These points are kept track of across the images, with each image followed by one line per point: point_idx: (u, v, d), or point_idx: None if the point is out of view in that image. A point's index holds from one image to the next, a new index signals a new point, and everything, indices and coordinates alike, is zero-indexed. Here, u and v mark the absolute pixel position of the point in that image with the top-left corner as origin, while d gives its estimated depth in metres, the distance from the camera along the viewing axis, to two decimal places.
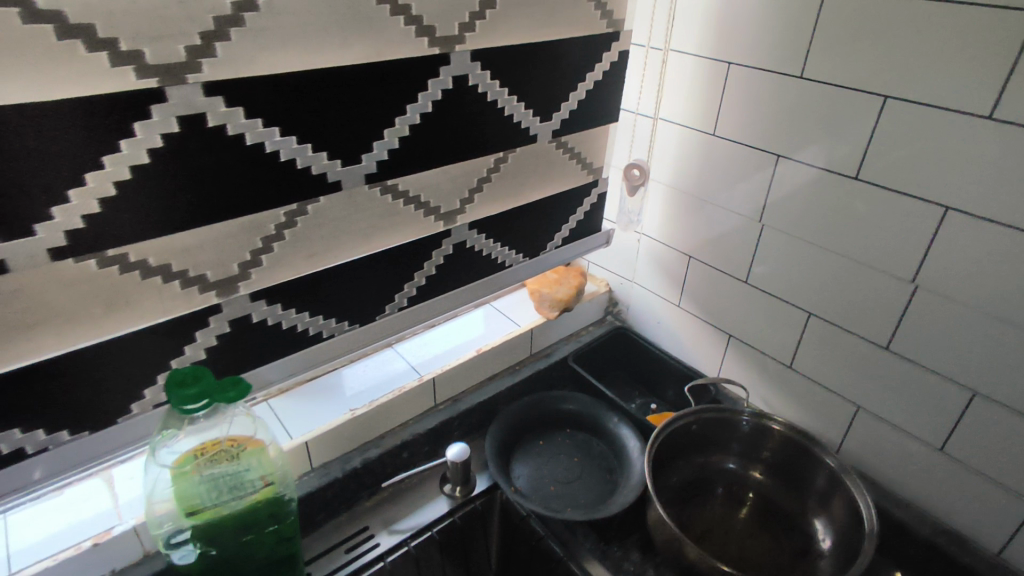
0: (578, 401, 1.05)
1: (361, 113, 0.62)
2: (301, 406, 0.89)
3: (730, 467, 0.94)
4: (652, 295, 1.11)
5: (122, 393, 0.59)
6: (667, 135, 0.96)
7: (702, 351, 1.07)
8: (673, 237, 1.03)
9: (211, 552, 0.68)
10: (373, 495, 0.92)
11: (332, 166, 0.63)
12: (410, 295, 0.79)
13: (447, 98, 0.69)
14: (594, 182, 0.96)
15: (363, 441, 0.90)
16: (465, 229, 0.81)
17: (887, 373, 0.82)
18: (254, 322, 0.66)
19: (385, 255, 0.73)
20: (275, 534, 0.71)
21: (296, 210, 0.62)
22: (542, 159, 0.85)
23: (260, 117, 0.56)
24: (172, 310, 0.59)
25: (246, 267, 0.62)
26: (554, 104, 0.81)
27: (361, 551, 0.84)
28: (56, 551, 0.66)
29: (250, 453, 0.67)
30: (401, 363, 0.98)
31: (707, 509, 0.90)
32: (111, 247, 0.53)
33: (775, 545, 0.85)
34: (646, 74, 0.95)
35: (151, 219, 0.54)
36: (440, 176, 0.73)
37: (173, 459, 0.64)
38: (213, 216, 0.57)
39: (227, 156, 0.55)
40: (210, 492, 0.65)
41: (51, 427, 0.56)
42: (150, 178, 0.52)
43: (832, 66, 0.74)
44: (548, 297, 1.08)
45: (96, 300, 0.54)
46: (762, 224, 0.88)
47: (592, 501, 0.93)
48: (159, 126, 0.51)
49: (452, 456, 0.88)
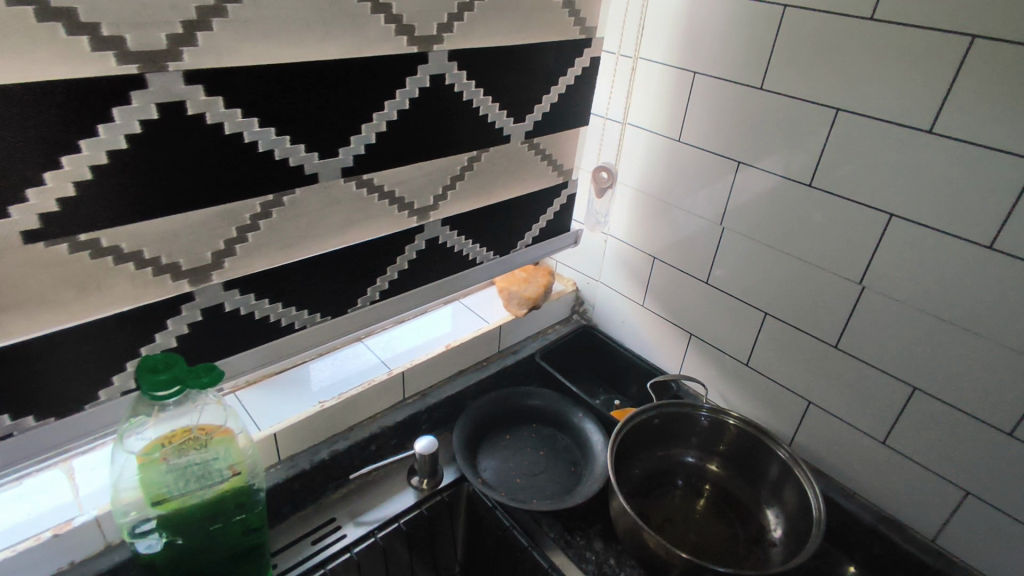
0: (545, 397, 1.07)
1: (340, 107, 0.63)
2: (269, 397, 0.89)
3: (689, 460, 0.97)
4: (617, 295, 1.15)
5: (91, 379, 0.59)
6: (634, 140, 1.00)
7: (663, 349, 1.11)
8: (638, 239, 1.06)
9: (178, 541, 0.67)
10: (340, 487, 0.92)
11: (310, 159, 0.64)
12: (382, 289, 0.80)
13: (425, 96, 0.71)
14: (563, 183, 0.99)
15: (331, 434, 0.91)
16: (438, 225, 0.82)
17: (836, 369, 0.87)
18: (227, 311, 0.66)
19: (360, 247, 0.74)
20: (241, 525, 0.71)
21: (271, 200, 0.63)
22: (514, 159, 0.87)
23: (239, 107, 0.56)
24: (145, 297, 0.59)
25: (220, 256, 0.62)
26: (527, 105, 0.84)
27: (327, 542, 0.85)
28: (15, 541, 0.65)
29: (219, 441, 0.67)
30: (371, 357, 0.99)
31: (667, 500, 0.93)
32: (84, 232, 0.53)
33: (731, 534, 0.89)
34: (616, 80, 0.98)
35: (125, 204, 0.54)
36: (415, 172, 0.75)
37: (141, 447, 0.64)
38: (189, 204, 0.57)
39: (206, 144, 0.56)
40: (177, 481, 0.65)
41: (16, 413, 0.55)
42: (128, 164, 0.52)
43: (789, 80, 0.78)
44: (517, 294, 1.11)
45: (68, 285, 0.54)
46: (723, 227, 0.93)
47: (556, 492, 0.96)
48: (138, 112, 0.51)
49: (420, 448, 0.90)
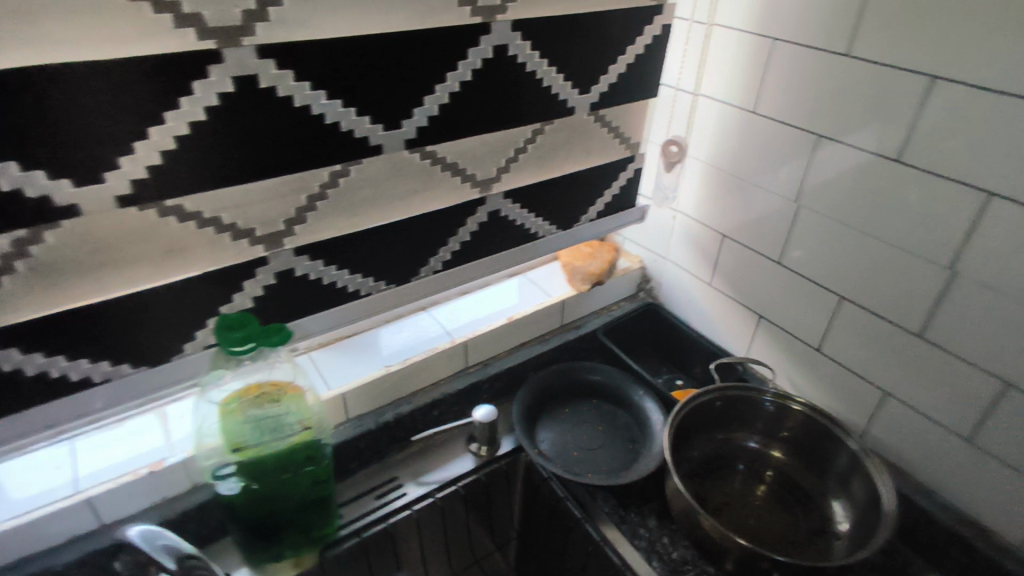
0: (604, 372, 1.07)
1: (404, 79, 0.65)
2: (339, 359, 0.94)
3: (751, 444, 0.94)
4: (683, 273, 1.12)
5: (178, 333, 0.64)
6: (707, 112, 0.96)
7: (731, 330, 1.07)
8: (707, 215, 1.03)
9: (253, 486, 0.72)
10: (404, 448, 0.97)
11: (374, 131, 0.66)
12: (444, 260, 0.83)
13: (488, 67, 0.71)
14: (630, 157, 0.97)
15: (396, 397, 0.95)
16: (499, 198, 0.83)
17: (919, 360, 0.81)
18: (297, 276, 0.70)
19: (422, 218, 0.77)
20: (311, 476, 0.76)
21: (338, 170, 0.66)
22: (578, 132, 0.86)
23: (308, 81, 0.59)
24: (224, 260, 0.63)
25: (292, 223, 0.66)
26: (593, 76, 0.82)
27: (389, 498, 0.89)
28: (117, 474, 0.72)
29: (290, 398, 0.73)
30: (435, 326, 1.02)
31: (727, 484, 0.91)
32: (170, 198, 0.57)
33: (793, 523, 0.86)
34: (689, 48, 0.94)
35: (204, 172, 0.57)
36: (476, 144, 0.76)
37: (222, 397, 0.70)
38: (261, 172, 0.61)
39: (276, 116, 0.59)
40: (253, 432, 0.70)
41: (115, 359, 0.61)
42: (207, 134, 0.56)
43: (881, 45, 0.72)
44: (580, 271, 1.11)
45: (156, 246, 0.58)
46: (799, 204, 0.88)
47: (612, 468, 0.96)
48: (217, 86, 0.55)
49: (478, 416, 0.92)
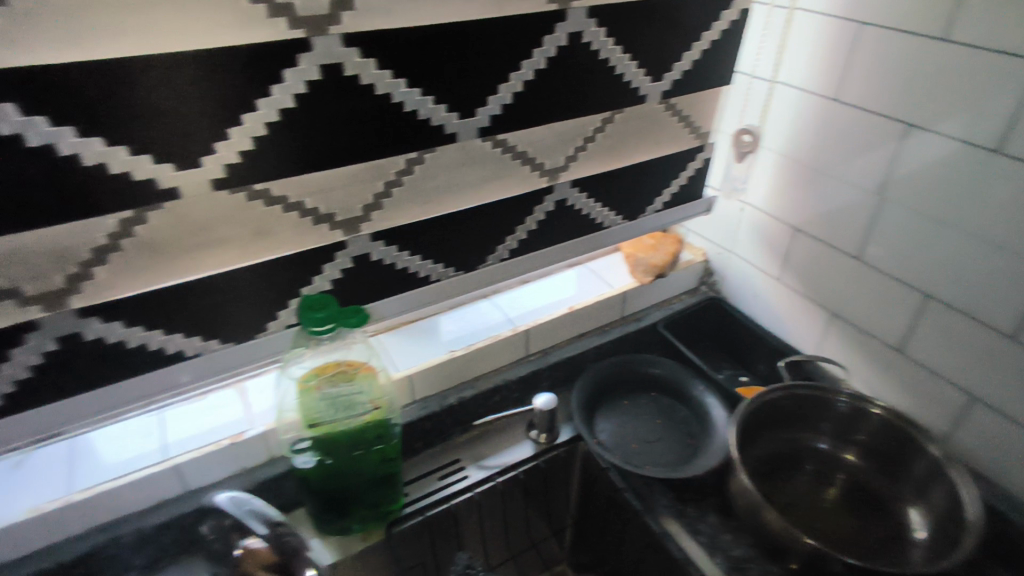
0: (666, 366, 1.06)
1: (480, 67, 0.65)
2: (405, 342, 0.96)
3: (821, 446, 0.92)
4: (750, 266, 1.09)
5: (263, 312, 0.67)
6: (783, 100, 0.92)
7: (800, 326, 1.04)
8: (780, 207, 0.99)
9: (327, 461, 0.75)
10: (465, 432, 0.99)
11: (450, 119, 0.67)
12: (511, 248, 0.84)
13: (562, 54, 0.71)
14: (700, 146, 0.95)
15: (458, 382, 0.97)
16: (567, 186, 0.83)
17: (1011, 363, 0.76)
18: (373, 260, 0.72)
19: (492, 206, 0.77)
20: (380, 453, 0.78)
21: (413, 158, 0.67)
22: (649, 121, 0.85)
23: (389, 69, 0.60)
24: (307, 243, 0.65)
25: (369, 209, 0.67)
26: (666, 63, 0.81)
27: (451, 480, 0.91)
28: (202, 444, 0.77)
29: (364, 376, 0.75)
30: (497, 313, 1.03)
31: (794, 485, 0.89)
32: (259, 182, 0.59)
33: (864, 528, 0.83)
34: (767, 34, 0.91)
35: (290, 158, 0.59)
36: (547, 133, 0.76)
37: (300, 374, 0.73)
38: (342, 159, 0.62)
39: (359, 103, 0.60)
40: (328, 409, 0.72)
41: (206, 335, 0.65)
42: (294, 121, 0.58)
43: (981, 28, 0.68)
44: (642, 262, 1.09)
45: (246, 228, 0.60)
46: (882, 197, 0.84)
47: (673, 461, 0.95)
48: (305, 74, 0.56)
49: (539, 404, 0.93)
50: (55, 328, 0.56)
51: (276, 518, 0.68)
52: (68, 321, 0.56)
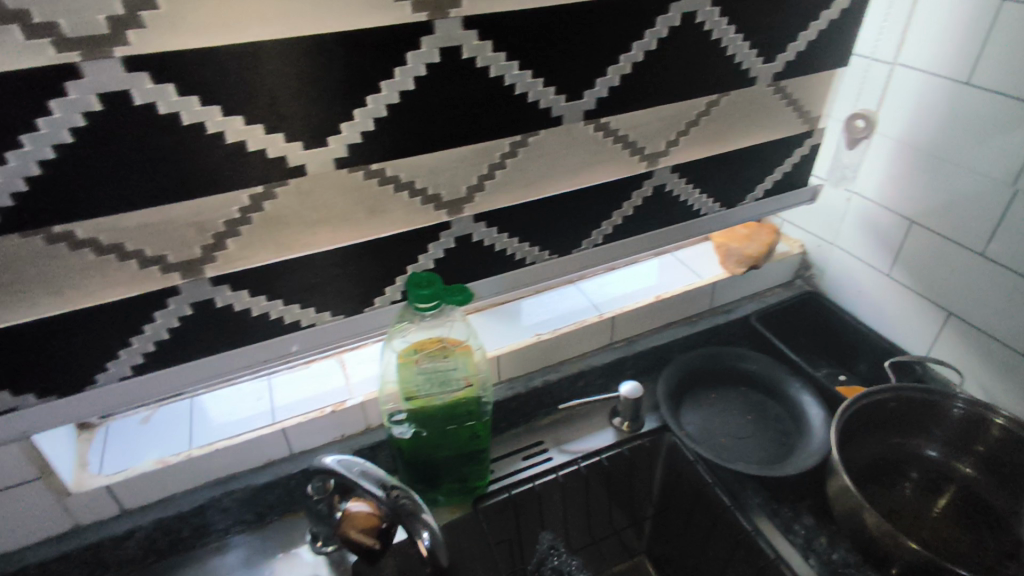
0: (759, 361, 1.02)
1: (591, 48, 0.65)
2: (492, 323, 0.97)
3: (930, 454, 0.86)
4: (854, 261, 1.03)
5: (372, 287, 0.70)
6: (903, 83, 0.86)
7: (910, 325, 0.98)
8: (893, 198, 0.93)
9: (423, 433, 0.79)
10: (548, 415, 1.00)
11: (557, 101, 0.67)
12: (606, 233, 0.83)
13: (673, 36, 0.69)
14: (808, 132, 0.91)
15: (544, 365, 0.98)
16: (667, 171, 0.81)
17: None
18: (474, 241, 0.73)
19: (590, 190, 0.77)
20: (471, 429, 0.80)
21: (519, 140, 0.67)
22: (756, 104, 0.82)
23: (504, 51, 0.61)
24: (415, 222, 0.67)
25: (473, 190, 0.68)
26: (779, 44, 0.78)
27: (536, 460, 0.93)
28: (307, 410, 0.81)
29: (459, 354, 0.77)
30: (583, 299, 1.02)
31: (898, 491, 0.85)
32: (375, 162, 0.61)
33: (977, 543, 0.78)
34: (891, 12, 0.85)
35: (405, 140, 0.61)
36: (652, 116, 0.74)
37: (403, 347, 0.75)
38: (453, 141, 0.64)
39: (472, 86, 0.61)
40: (424, 383, 0.75)
41: (321, 307, 0.68)
42: (413, 103, 0.59)
43: None
44: (735, 252, 1.06)
45: (363, 206, 0.63)
46: (1016, 188, 0.77)
47: (765, 458, 0.92)
48: (425, 56, 0.57)
49: (625, 391, 0.93)
50: (191, 295, 0.60)
51: (391, 482, 0.67)
52: (203, 288, 0.60)
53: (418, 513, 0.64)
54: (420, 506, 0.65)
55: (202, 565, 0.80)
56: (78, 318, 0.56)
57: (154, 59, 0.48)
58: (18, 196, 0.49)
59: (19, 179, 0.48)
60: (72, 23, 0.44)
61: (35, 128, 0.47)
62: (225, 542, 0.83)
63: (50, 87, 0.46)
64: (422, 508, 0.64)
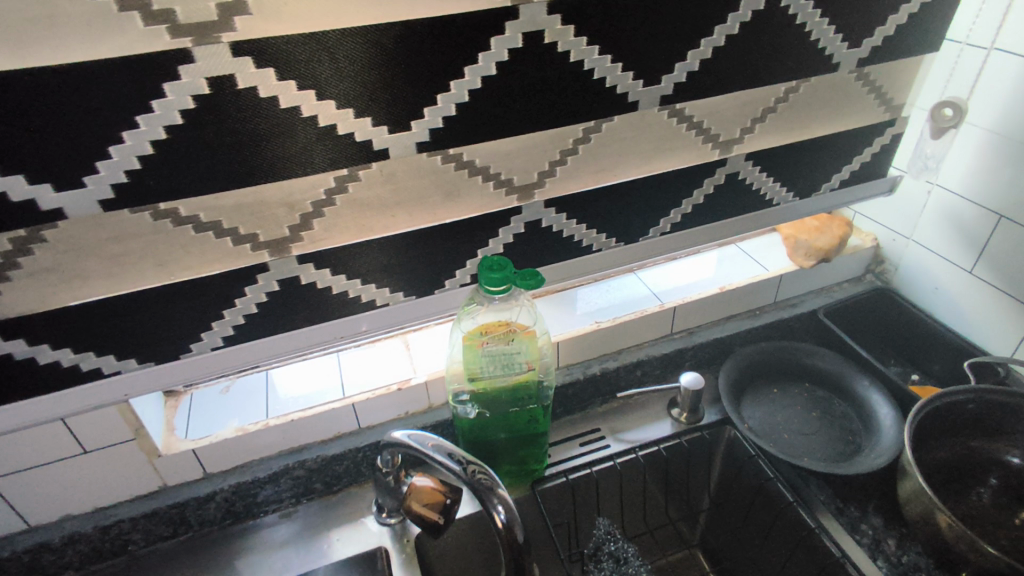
0: (827, 358, 0.99)
1: (671, 33, 0.64)
2: (551, 310, 0.97)
3: (1012, 460, 0.82)
4: (933, 256, 0.99)
5: (442, 270, 0.72)
6: (999, 69, 0.82)
7: (993, 326, 0.93)
8: (982, 191, 0.88)
9: (485, 414, 0.81)
10: (605, 403, 1.00)
11: (634, 87, 0.66)
12: (674, 222, 0.81)
13: (756, 20, 0.68)
14: (891, 121, 0.87)
15: (603, 353, 0.98)
16: (741, 159, 0.79)
17: None
18: (542, 227, 0.73)
19: (661, 177, 0.76)
20: (531, 414, 0.82)
21: (593, 126, 0.67)
22: (838, 91, 0.79)
23: (586, 36, 0.61)
24: (488, 208, 0.68)
25: (545, 176, 0.69)
26: (866, 28, 0.75)
27: (594, 447, 0.94)
28: (376, 386, 0.84)
29: (523, 338, 0.76)
30: (643, 288, 1.02)
31: (973, 497, 0.82)
32: (454, 147, 0.62)
33: None
34: None
35: (483, 124, 0.62)
36: (728, 103, 0.73)
37: (470, 329, 0.76)
38: (528, 126, 0.64)
39: (552, 70, 0.62)
40: (489, 365, 0.76)
41: (394, 288, 0.70)
42: (493, 88, 0.60)
43: None
44: (804, 245, 1.02)
45: (440, 189, 0.65)
46: None
47: (829, 456, 0.90)
48: (508, 42, 0.58)
49: (685, 381, 0.92)
50: (278, 272, 0.63)
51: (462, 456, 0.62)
52: (289, 266, 0.63)
53: (494, 487, 0.60)
54: (497, 479, 0.61)
55: (274, 529, 0.85)
56: (177, 290, 0.60)
57: (258, 45, 0.50)
58: (131, 173, 0.52)
59: (133, 157, 0.52)
60: (187, 10, 0.47)
61: (150, 110, 0.50)
62: (293, 510, 0.87)
63: (165, 71, 0.49)
64: (499, 483, 0.61)
